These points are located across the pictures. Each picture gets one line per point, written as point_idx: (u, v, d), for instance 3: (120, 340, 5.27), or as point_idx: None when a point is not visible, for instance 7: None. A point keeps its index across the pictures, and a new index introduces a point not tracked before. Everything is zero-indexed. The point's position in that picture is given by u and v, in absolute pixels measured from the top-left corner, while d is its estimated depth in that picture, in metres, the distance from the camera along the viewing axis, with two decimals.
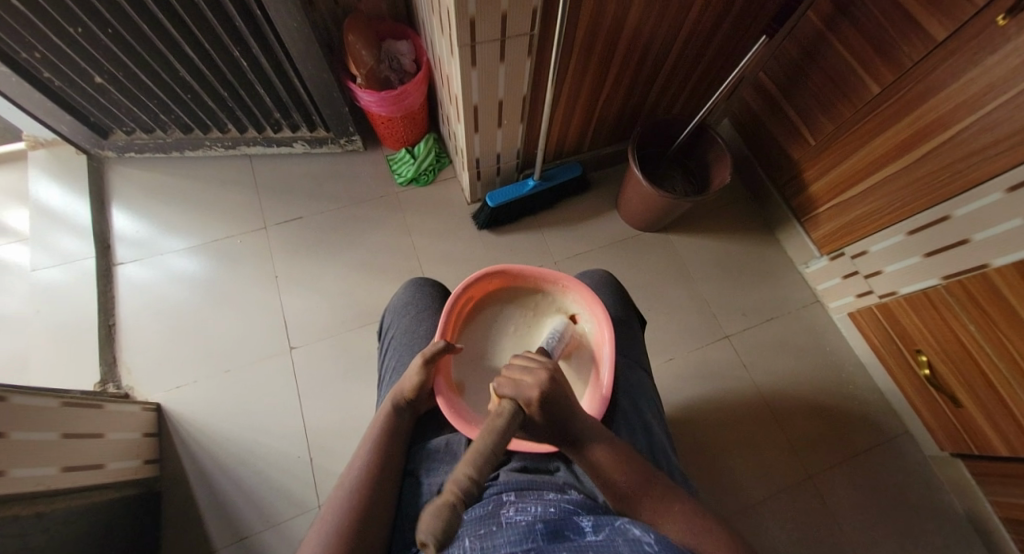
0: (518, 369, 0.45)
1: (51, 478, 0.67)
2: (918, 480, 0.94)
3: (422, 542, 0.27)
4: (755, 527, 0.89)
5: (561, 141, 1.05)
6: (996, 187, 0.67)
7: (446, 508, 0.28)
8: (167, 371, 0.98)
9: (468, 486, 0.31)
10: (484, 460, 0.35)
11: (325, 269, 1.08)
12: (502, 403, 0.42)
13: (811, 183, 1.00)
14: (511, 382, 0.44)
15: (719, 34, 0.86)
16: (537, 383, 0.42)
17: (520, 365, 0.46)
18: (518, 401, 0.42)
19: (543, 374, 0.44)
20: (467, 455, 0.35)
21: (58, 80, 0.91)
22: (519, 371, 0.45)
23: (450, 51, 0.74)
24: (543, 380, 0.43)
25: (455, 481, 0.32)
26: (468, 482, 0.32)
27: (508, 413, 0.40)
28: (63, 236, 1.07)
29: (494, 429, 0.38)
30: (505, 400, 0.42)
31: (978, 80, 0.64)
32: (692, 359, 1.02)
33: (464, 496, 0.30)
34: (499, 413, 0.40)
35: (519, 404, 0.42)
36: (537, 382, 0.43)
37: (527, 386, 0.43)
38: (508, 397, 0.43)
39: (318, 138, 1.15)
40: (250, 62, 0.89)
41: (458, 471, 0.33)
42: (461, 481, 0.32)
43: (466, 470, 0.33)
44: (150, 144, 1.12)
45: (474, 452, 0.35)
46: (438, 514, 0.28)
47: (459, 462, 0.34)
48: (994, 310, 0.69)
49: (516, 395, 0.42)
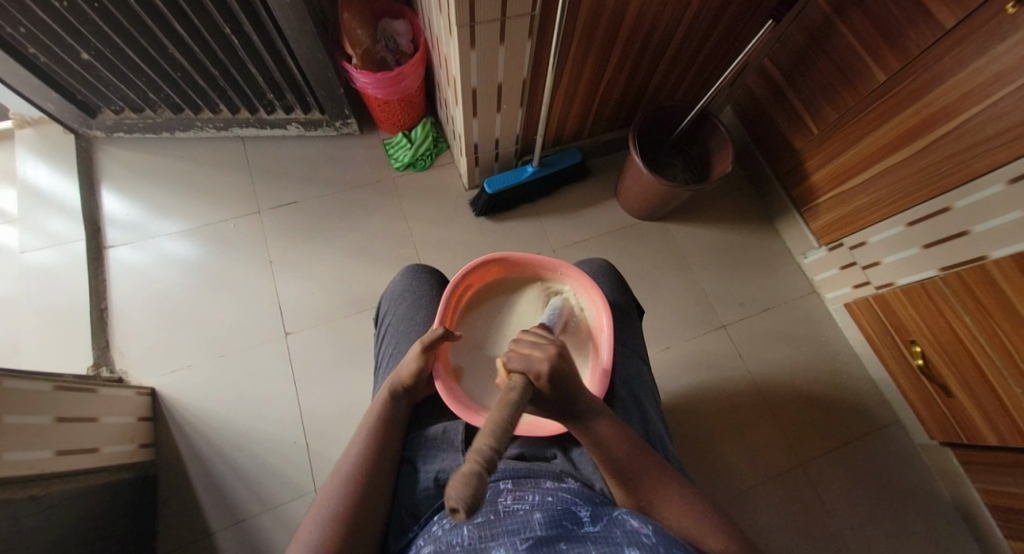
0: (529, 344, 0.43)
1: (45, 461, 0.66)
2: (908, 468, 0.96)
3: (451, 510, 0.23)
4: (747, 512, 0.90)
5: (561, 127, 1.03)
6: (998, 178, 0.66)
7: (477, 475, 0.24)
8: (161, 355, 0.97)
9: (492, 453, 0.27)
10: (506, 429, 0.31)
11: (321, 254, 1.07)
12: (514, 378, 0.39)
13: (812, 172, 0.99)
14: (521, 355, 0.41)
15: (724, 18, 0.84)
16: (547, 358, 0.41)
17: (530, 340, 0.44)
18: (529, 375, 0.40)
19: (552, 349, 0.42)
20: (487, 421, 0.31)
21: (44, 57, 0.88)
22: (529, 346, 0.42)
23: (449, 31, 0.72)
24: (553, 355, 0.41)
25: (477, 448, 0.28)
26: (491, 450, 0.28)
27: (520, 388, 0.37)
28: (52, 218, 1.05)
29: (508, 400, 0.35)
30: (516, 375, 0.39)
31: (985, 69, 0.63)
32: (688, 348, 1.03)
33: (490, 464, 0.26)
34: (511, 387, 0.37)
35: (529, 377, 0.40)
36: (547, 357, 0.41)
37: (537, 359, 0.40)
38: (518, 372, 0.40)
39: (313, 120, 1.12)
40: (242, 40, 0.86)
41: (479, 439, 0.29)
42: (482, 450, 0.27)
43: (489, 437, 0.29)
44: (139, 124, 1.09)
45: (494, 419, 0.31)
46: (467, 481, 0.24)
47: (477, 432, 0.30)
48: (991, 302, 0.69)
49: (526, 369, 0.40)
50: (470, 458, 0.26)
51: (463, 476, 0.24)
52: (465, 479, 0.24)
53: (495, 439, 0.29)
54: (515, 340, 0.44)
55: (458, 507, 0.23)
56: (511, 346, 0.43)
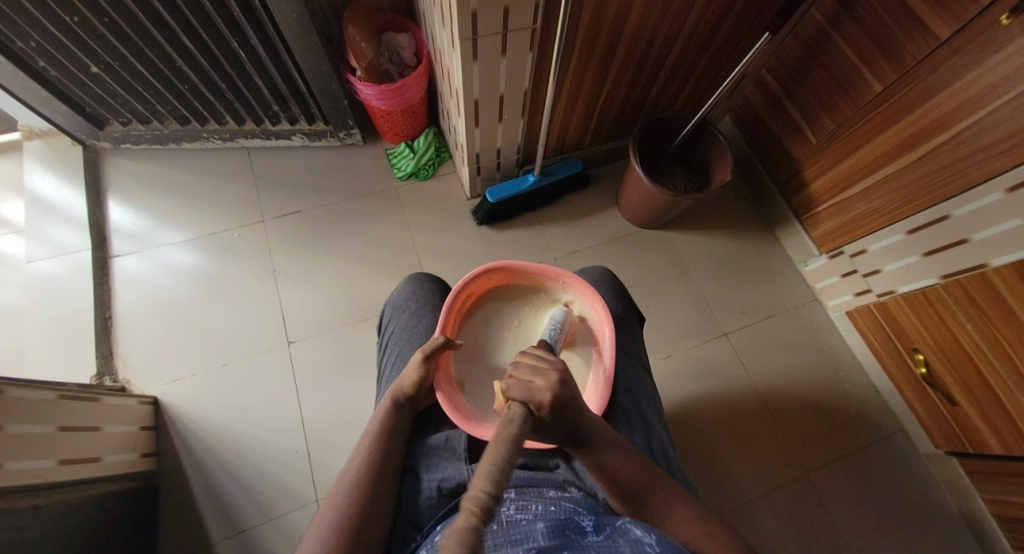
0: (528, 370, 0.43)
1: (48, 470, 0.66)
2: (913, 478, 0.95)
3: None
4: (751, 523, 0.89)
5: (562, 137, 1.05)
6: (996, 187, 0.67)
7: (473, 530, 0.24)
8: (164, 364, 0.97)
9: (490, 499, 0.26)
10: (505, 470, 0.30)
11: (324, 263, 1.08)
12: (514, 408, 0.39)
13: (812, 181, 1.00)
14: (521, 383, 0.42)
15: (722, 30, 0.85)
16: (548, 386, 0.41)
17: (529, 364, 0.45)
18: (529, 404, 0.40)
19: (552, 376, 0.42)
20: (484, 461, 0.30)
21: (54, 70, 0.90)
22: (529, 372, 0.43)
23: (451, 44, 0.73)
24: (554, 382, 0.42)
25: (473, 494, 0.26)
26: (489, 496, 0.27)
27: (520, 420, 0.37)
28: (58, 227, 1.06)
29: (507, 434, 0.34)
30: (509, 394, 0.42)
31: (980, 79, 0.64)
32: (690, 356, 1.03)
33: (487, 514, 0.25)
34: (510, 418, 0.37)
35: (530, 407, 0.40)
36: (548, 385, 0.42)
37: (538, 388, 0.41)
38: (518, 400, 0.41)
39: (317, 131, 1.14)
40: (248, 53, 0.88)
41: (476, 484, 0.27)
42: (478, 498, 0.26)
43: (486, 479, 0.28)
44: (146, 135, 1.11)
45: (491, 459, 0.30)
46: (461, 538, 0.22)
47: (475, 472, 0.29)
48: (992, 310, 0.70)
49: (526, 398, 0.41)
50: (465, 508, 0.25)
51: (459, 531, 0.23)
52: (461, 534, 0.23)
53: (493, 481, 0.28)
54: (514, 364, 0.45)
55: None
56: (510, 372, 0.44)
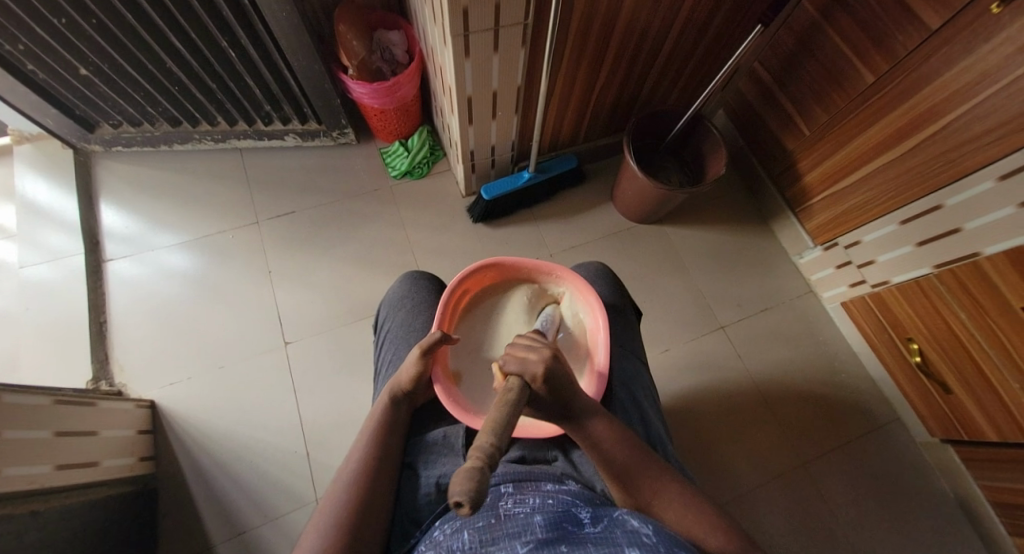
0: (523, 347, 0.45)
1: (45, 476, 0.66)
2: (909, 465, 0.96)
3: (455, 503, 0.25)
4: (750, 514, 0.90)
5: (556, 132, 1.04)
6: (987, 176, 0.67)
7: (479, 470, 0.26)
8: (161, 368, 0.97)
9: (492, 449, 0.29)
10: (505, 430, 0.33)
11: (319, 263, 1.07)
12: (509, 380, 0.41)
13: (805, 173, 1.00)
14: (517, 358, 0.43)
15: (714, 23, 0.85)
16: (542, 359, 0.42)
17: (525, 343, 0.46)
18: (525, 377, 0.41)
19: (546, 352, 0.44)
20: (486, 421, 0.33)
21: (43, 73, 0.89)
22: (524, 349, 0.45)
23: (443, 40, 0.73)
24: (562, 363, 0.42)
25: (478, 445, 0.30)
26: (493, 447, 0.30)
27: (518, 389, 0.39)
28: (51, 233, 1.05)
29: (507, 402, 0.37)
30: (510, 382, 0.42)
31: (971, 68, 0.64)
32: (688, 350, 1.03)
33: (490, 460, 0.28)
34: (508, 389, 0.39)
35: (526, 380, 0.41)
36: (542, 359, 0.43)
37: (532, 362, 0.42)
38: (514, 374, 0.42)
39: (310, 131, 1.13)
40: (239, 53, 0.87)
41: (480, 438, 0.31)
42: (484, 447, 0.29)
43: (489, 436, 0.31)
44: (137, 138, 1.10)
45: (492, 418, 0.33)
46: (471, 474, 0.26)
47: (479, 433, 0.32)
48: (985, 298, 0.70)
49: (522, 371, 0.42)
50: (471, 455, 0.28)
51: (466, 470, 0.26)
52: (469, 472, 0.26)
53: (495, 436, 0.31)
54: (510, 344, 0.46)
55: (463, 501, 0.25)
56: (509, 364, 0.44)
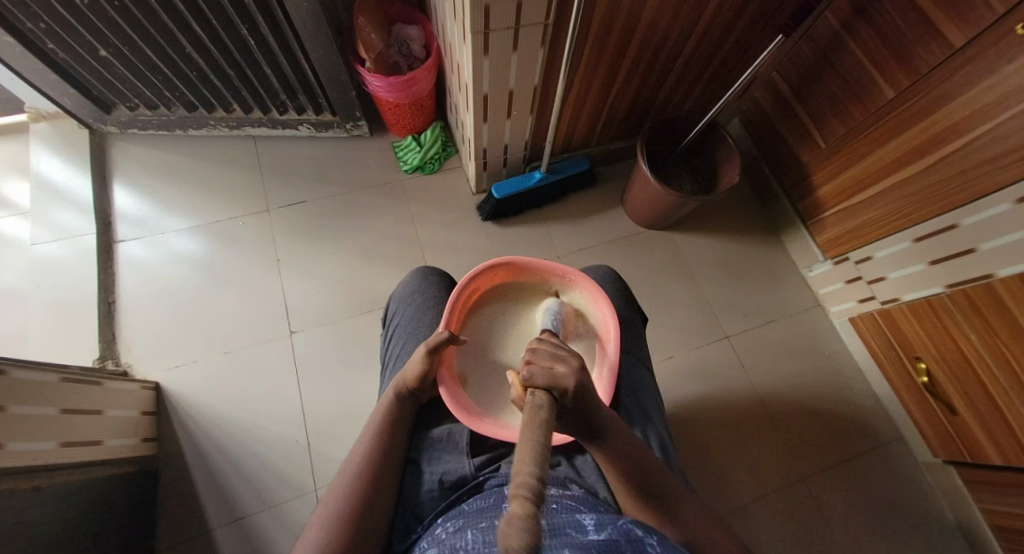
0: (546, 357, 0.43)
1: (49, 452, 0.67)
2: (910, 486, 0.95)
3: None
4: (748, 525, 0.90)
5: (570, 134, 1.04)
6: (1006, 197, 0.67)
7: (534, 514, 0.22)
8: (167, 351, 0.98)
9: (540, 482, 0.25)
10: (539, 437, 0.31)
11: (328, 254, 1.08)
12: (537, 394, 0.38)
13: (820, 186, 0.99)
14: (545, 371, 0.40)
15: (735, 31, 0.85)
16: (572, 373, 0.41)
17: (547, 351, 0.44)
18: (554, 391, 0.39)
19: (573, 362, 0.42)
20: (521, 448, 0.29)
21: (62, 52, 0.90)
22: (549, 359, 0.43)
23: (462, 37, 0.72)
24: (575, 369, 0.41)
25: (522, 477, 0.25)
26: (538, 479, 0.26)
27: (547, 406, 0.36)
28: (63, 211, 1.06)
29: (538, 423, 0.33)
30: (539, 391, 0.38)
31: (995, 87, 0.63)
32: (692, 358, 1.03)
33: (538, 498, 0.24)
34: (538, 406, 0.36)
35: (554, 393, 0.39)
36: (571, 372, 0.41)
37: (562, 374, 0.40)
38: (542, 388, 0.39)
39: (324, 122, 1.14)
40: (257, 41, 0.87)
41: (522, 469, 0.26)
42: (527, 482, 0.25)
43: (532, 463, 0.27)
44: (153, 121, 1.11)
45: (529, 444, 0.29)
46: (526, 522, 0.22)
47: (517, 458, 0.28)
48: (996, 320, 0.69)
49: (551, 385, 0.39)
50: (517, 493, 0.24)
51: (519, 517, 0.22)
52: (523, 521, 0.22)
53: (539, 467, 0.27)
54: (532, 350, 0.44)
55: (516, 552, 0.20)
56: (530, 358, 0.42)
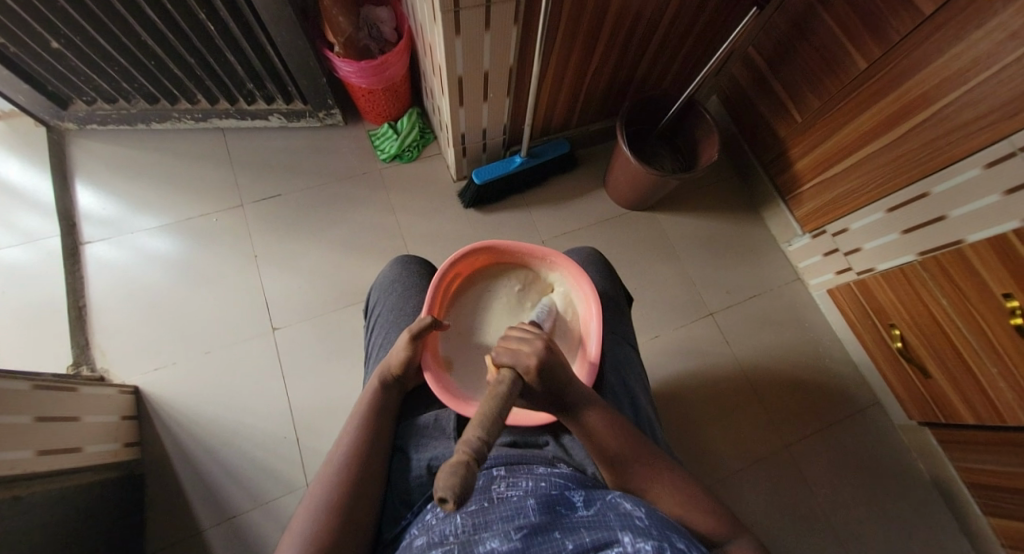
0: (517, 340, 0.44)
1: (27, 461, 0.65)
2: (888, 448, 0.98)
3: (440, 499, 0.25)
4: (735, 494, 0.92)
5: (548, 116, 1.03)
6: (974, 163, 0.68)
7: (464, 464, 0.26)
8: (144, 353, 0.95)
9: (481, 444, 0.29)
10: None
11: (307, 247, 1.06)
12: (502, 372, 0.40)
13: (797, 160, 1.00)
14: (509, 350, 0.43)
15: (710, 5, 0.84)
16: (546, 347, 0.42)
17: (518, 335, 0.45)
18: (517, 369, 0.41)
19: (539, 344, 0.43)
20: (474, 414, 0.33)
21: (11, 45, 0.85)
22: (517, 341, 0.44)
23: (432, 18, 0.70)
24: (540, 349, 0.42)
25: (466, 439, 0.30)
26: (480, 441, 0.30)
27: (509, 381, 0.39)
28: (24, 214, 1.02)
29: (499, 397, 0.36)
30: (505, 370, 0.41)
31: (963, 55, 0.64)
32: (677, 336, 1.04)
33: (477, 454, 0.28)
34: (500, 381, 0.39)
35: (518, 372, 0.41)
36: (535, 351, 0.42)
37: (525, 354, 0.42)
38: (506, 366, 0.41)
39: (295, 112, 1.10)
40: (219, 27, 0.84)
41: (468, 431, 0.31)
42: (471, 441, 0.29)
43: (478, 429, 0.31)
44: (113, 115, 1.06)
45: (481, 411, 0.33)
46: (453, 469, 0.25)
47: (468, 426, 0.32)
48: (966, 284, 0.72)
49: (514, 363, 0.41)
50: (459, 448, 0.28)
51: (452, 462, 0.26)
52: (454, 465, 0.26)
53: (483, 431, 0.31)
54: (509, 333, 0.44)
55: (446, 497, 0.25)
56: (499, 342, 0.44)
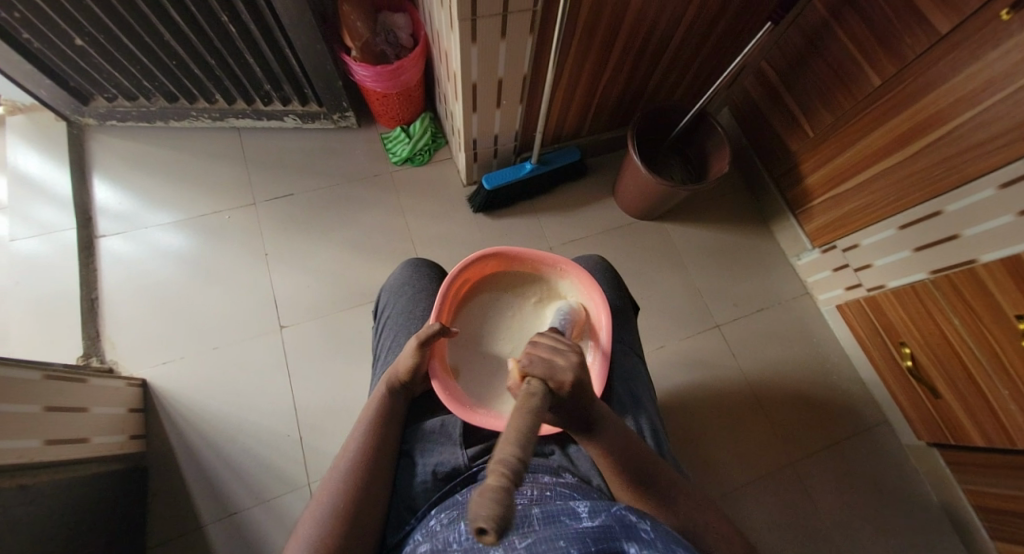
0: (547, 349, 0.42)
1: (34, 450, 0.65)
2: (896, 468, 0.97)
3: (477, 530, 0.21)
4: (738, 509, 0.91)
5: (560, 124, 1.04)
6: (989, 183, 0.68)
7: (507, 490, 0.22)
8: (153, 347, 0.96)
9: (518, 464, 0.25)
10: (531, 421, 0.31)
11: (317, 247, 1.06)
12: (531, 382, 0.37)
13: (808, 175, 1.00)
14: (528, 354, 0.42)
15: (724, 19, 0.84)
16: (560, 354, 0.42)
17: (547, 344, 0.43)
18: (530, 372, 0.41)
19: (572, 357, 0.41)
20: (507, 430, 0.28)
21: (37, 41, 0.87)
22: (548, 351, 0.42)
23: (449, 25, 0.71)
24: (574, 363, 0.41)
25: (500, 460, 0.25)
26: (518, 461, 0.25)
27: (540, 393, 0.35)
28: (42, 206, 1.03)
29: (529, 409, 0.32)
30: (534, 379, 0.38)
31: (979, 75, 0.64)
32: (683, 347, 1.04)
33: (516, 477, 0.24)
34: (530, 392, 0.35)
35: (551, 385, 0.39)
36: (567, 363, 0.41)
37: (560, 366, 0.40)
38: (537, 376, 0.38)
39: (310, 113, 1.12)
40: (239, 28, 0.85)
41: (501, 450, 0.26)
42: (508, 460, 0.25)
43: (513, 447, 0.27)
44: (133, 112, 1.08)
45: (514, 427, 0.29)
46: (497, 496, 0.21)
47: (498, 446, 0.27)
48: (979, 304, 0.71)
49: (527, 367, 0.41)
50: (495, 471, 0.24)
51: (492, 488, 0.22)
52: (495, 492, 0.22)
53: (520, 449, 0.26)
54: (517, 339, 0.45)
55: (485, 528, 0.21)
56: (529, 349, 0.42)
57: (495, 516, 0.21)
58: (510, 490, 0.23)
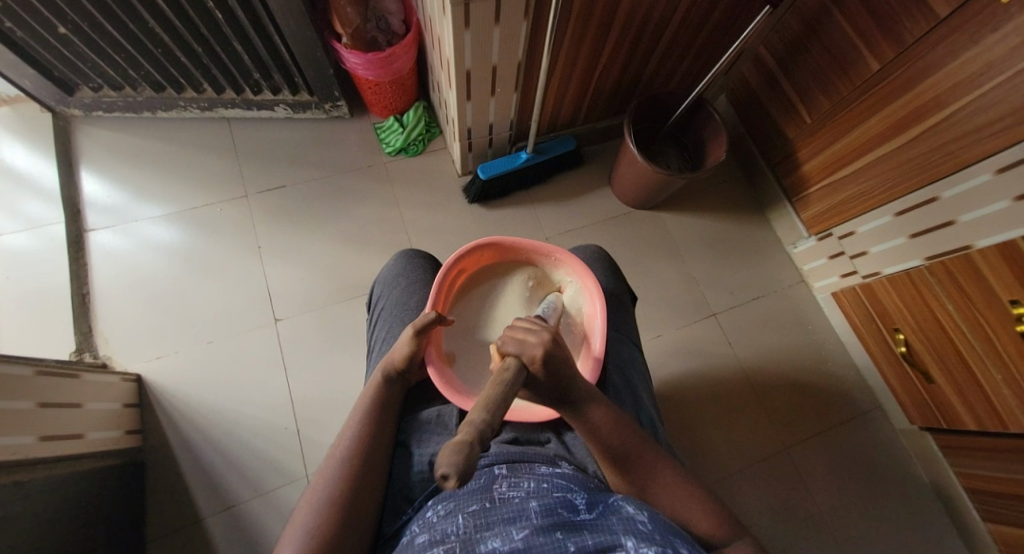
0: (523, 330, 0.45)
1: (29, 446, 0.65)
2: (888, 453, 0.98)
3: (441, 477, 0.26)
4: (734, 494, 0.92)
5: (555, 112, 1.03)
6: (985, 168, 0.68)
7: (469, 445, 0.28)
8: (147, 341, 0.95)
9: (483, 424, 0.32)
10: None
11: (312, 239, 1.05)
12: (507, 360, 0.41)
13: (804, 162, 1.00)
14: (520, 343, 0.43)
15: (721, 4, 0.83)
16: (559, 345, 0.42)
17: (524, 325, 0.46)
18: (526, 360, 0.41)
19: (546, 334, 0.44)
20: (478, 400, 0.35)
21: (19, 29, 0.85)
22: (523, 331, 0.44)
23: (441, 11, 0.70)
24: (546, 339, 0.43)
25: (470, 422, 0.32)
26: (484, 423, 0.32)
27: (514, 369, 0.40)
28: (30, 200, 1.02)
29: (502, 383, 0.38)
30: (511, 358, 0.42)
31: (977, 58, 0.63)
32: (680, 336, 1.04)
33: (480, 436, 0.30)
34: (506, 368, 0.40)
35: (527, 362, 0.42)
36: (561, 348, 0.42)
37: (531, 343, 0.43)
38: (512, 355, 0.42)
39: (301, 103, 1.10)
40: (226, 15, 0.83)
41: (472, 414, 0.33)
42: (475, 423, 0.32)
43: (483, 411, 0.33)
44: (119, 103, 1.06)
45: (485, 398, 0.35)
46: (459, 449, 0.27)
47: (472, 410, 0.34)
48: (974, 290, 0.71)
49: (523, 355, 0.41)
50: (464, 430, 0.30)
51: (457, 445, 0.28)
52: (459, 447, 0.28)
53: (486, 414, 0.33)
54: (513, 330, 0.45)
55: (449, 474, 0.26)
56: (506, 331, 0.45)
57: (456, 465, 0.26)
58: (474, 445, 0.29)
